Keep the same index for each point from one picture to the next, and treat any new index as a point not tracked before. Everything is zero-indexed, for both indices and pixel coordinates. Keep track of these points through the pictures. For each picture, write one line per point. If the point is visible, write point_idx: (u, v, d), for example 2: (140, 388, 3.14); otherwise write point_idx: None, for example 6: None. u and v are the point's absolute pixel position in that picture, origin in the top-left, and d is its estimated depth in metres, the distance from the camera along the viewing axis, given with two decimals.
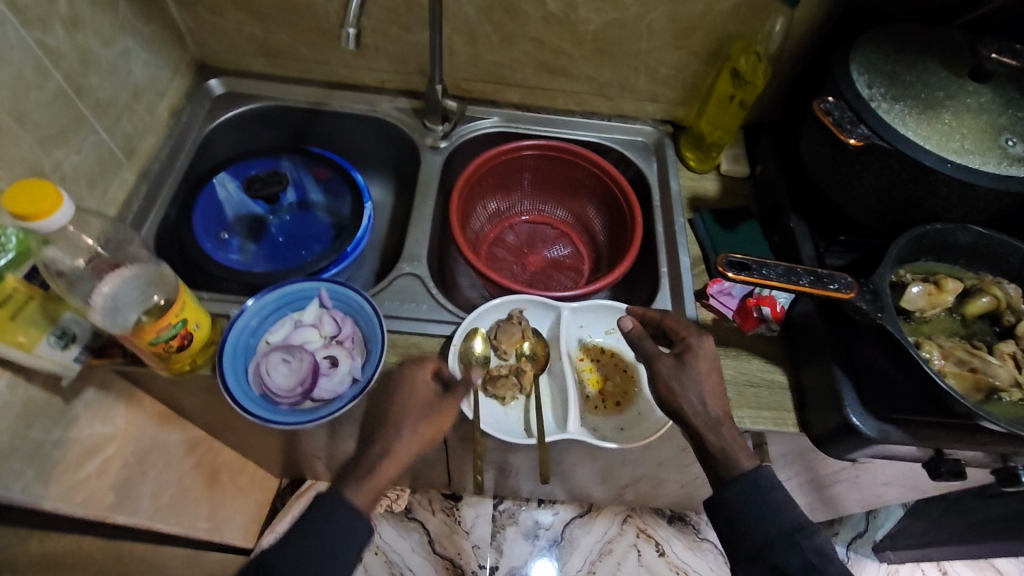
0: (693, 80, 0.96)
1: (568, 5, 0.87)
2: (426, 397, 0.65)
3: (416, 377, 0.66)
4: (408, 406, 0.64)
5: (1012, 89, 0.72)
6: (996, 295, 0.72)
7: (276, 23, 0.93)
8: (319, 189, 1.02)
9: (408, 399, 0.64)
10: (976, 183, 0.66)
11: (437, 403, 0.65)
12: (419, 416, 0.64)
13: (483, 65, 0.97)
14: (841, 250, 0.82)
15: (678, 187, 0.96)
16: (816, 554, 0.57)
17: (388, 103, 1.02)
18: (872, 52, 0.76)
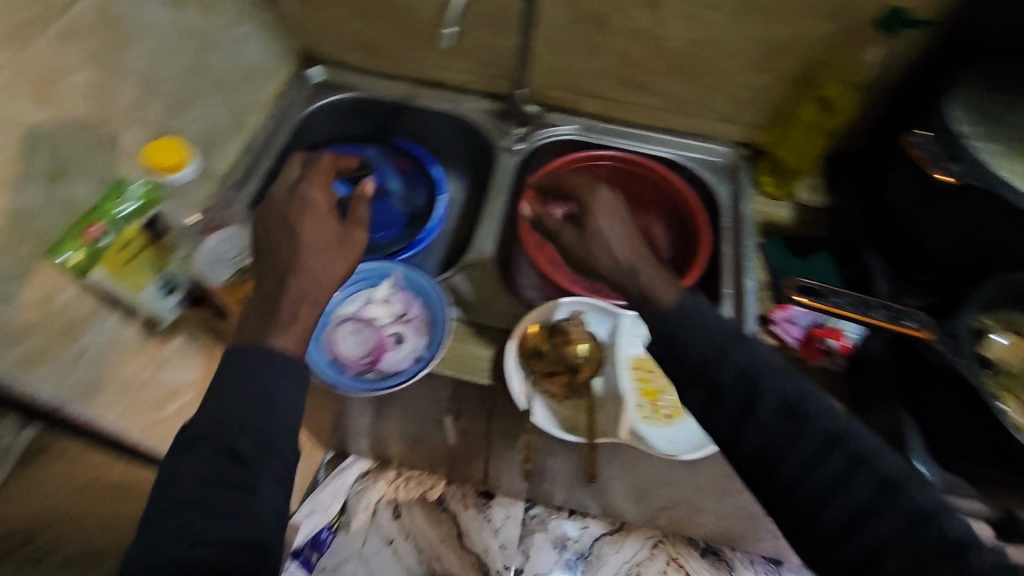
0: (778, 104, 0.95)
1: (659, 20, 0.87)
2: (326, 219, 0.65)
3: (311, 197, 0.66)
4: (312, 234, 0.63)
5: None
6: None
7: (376, 20, 0.98)
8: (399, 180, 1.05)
9: (306, 218, 0.64)
10: None
11: (346, 236, 0.66)
12: (319, 237, 0.63)
13: (566, 74, 0.99)
14: (918, 290, 0.79)
15: (751, 211, 0.96)
16: (748, 359, 0.55)
17: (471, 103, 1.06)
18: (976, 89, 0.73)
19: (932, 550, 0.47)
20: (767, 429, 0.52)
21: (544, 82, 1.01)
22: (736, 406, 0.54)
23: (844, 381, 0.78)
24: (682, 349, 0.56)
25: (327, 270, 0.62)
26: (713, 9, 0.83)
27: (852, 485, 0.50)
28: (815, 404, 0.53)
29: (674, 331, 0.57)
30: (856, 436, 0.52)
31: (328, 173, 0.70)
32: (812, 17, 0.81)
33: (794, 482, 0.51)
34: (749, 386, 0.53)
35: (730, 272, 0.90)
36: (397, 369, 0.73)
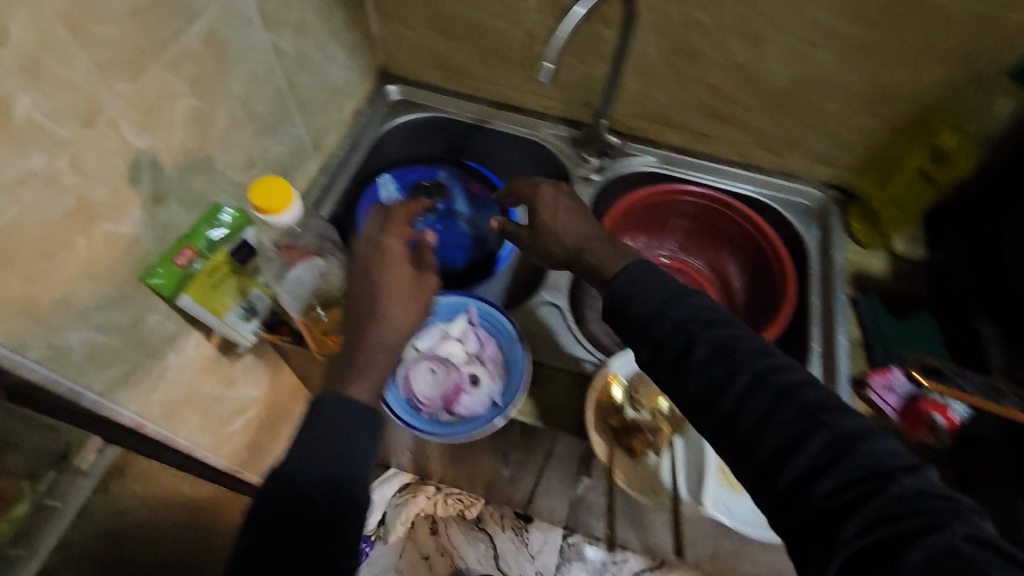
0: (880, 148, 0.89)
1: (761, 57, 0.82)
2: (403, 270, 0.61)
3: (388, 245, 0.63)
4: (388, 287, 0.60)
5: None
6: None
7: (460, 42, 0.96)
8: (467, 202, 1.03)
9: (382, 269, 0.61)
10: None
11: (422, 288, 0.62)
12: (394, 290, 0.60)
13: (652, 106, 0.94)
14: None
15: (843, 261, 0.90)
16: (690, 313, 0.56)
17: (548, 129, 1.03)
18: None
19: (864, 480, 0.44)
20: (701, 373, 0.53)
21: (627, 112, 0.97)
22: (680, 352, 0.54)
23: (946, 457, 0.74)
24: (626, 304, 0.59)
25: (402, 321, 0.60)
26: (825, 48, 0.78)
27: (783, 421, 0.49)
28: (744, 346, 0.53)
29: (626, 297, 0.59)
30: (779, 373, 0.51)
31: (405, 217, 0.66)
32: (935, 62, 0.75)
33: (729, 418, 0.51)
34: (684, 336, 0.55)
35: (819, 325, 0.84)
36: (472, 414, 0.71)
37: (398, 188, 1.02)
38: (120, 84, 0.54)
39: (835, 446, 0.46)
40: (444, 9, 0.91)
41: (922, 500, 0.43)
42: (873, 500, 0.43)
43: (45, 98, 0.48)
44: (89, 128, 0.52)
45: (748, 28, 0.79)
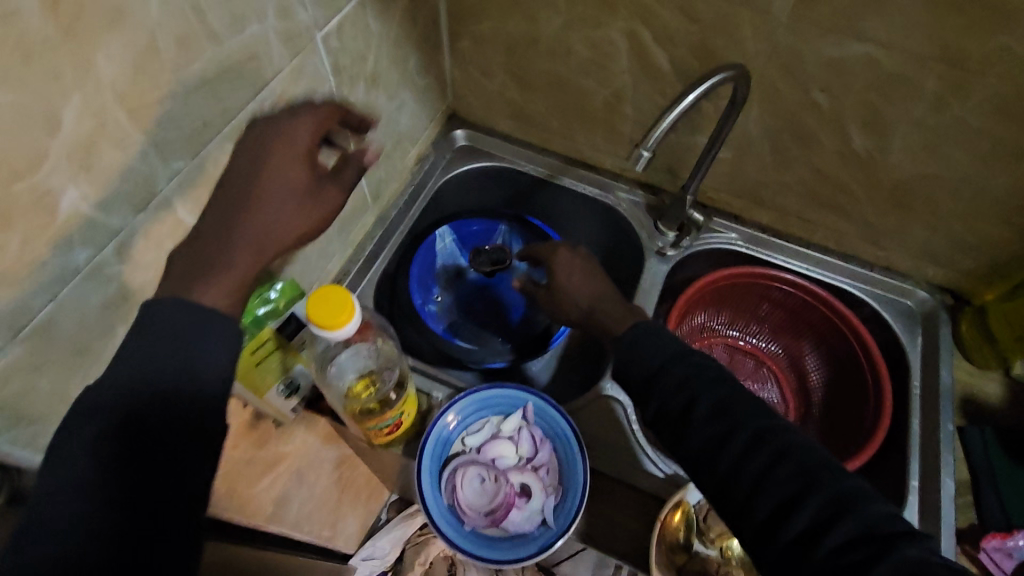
0: (1009, 257, 0.77)
1: (882, 149, 0.72)
2: (292, 194, 0.50)
3: (294, 136, 0.52)
4: (281, 211, 0.49)
5: None
6: None
7: (539, 94, 0.89)
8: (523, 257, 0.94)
9: (281, 164, 0.50)
10: None
11: (311, 204, 0.51)
12: (289, 196, 0.49)
13: (743, 183, 0.85)
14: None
15: (951, 380, 0.79)
16: (689, 370, 0.56)
17: (623, 192, 0.95)
18: None
19: (858, 542, 0.43)
20: (704, 429, 0.52)
21: (714, 184, 0.88)
22: (680, 405, 0.54)
23: None
24: (629, 359, 0.59)
25: (239, 258, 0.46)
26: (963, 148, 0.67)
27: (781, 478, 0.47)
28: (744, 404, 0.52)
29: (630, 353, 0.60)
30: (779, 432, 0.50)
31: (331, 114, 0.55)
32: None
33: (729, 475, 0.50)
34: (686, 393, 0.54)
35: (920, 459, 0.74)
36: (520, 532, 0.64)
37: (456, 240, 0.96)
38: (178, 163, 0.49)
39: (831, 506, 0.45)
40: (525, 61, 0.84)
41: (923, 568, 0.41)
42: (874, 563, 0.41)
43: (97, 190, 0.43)
44: (141, 212, 0.47)
45: (873, 118, 0.69)
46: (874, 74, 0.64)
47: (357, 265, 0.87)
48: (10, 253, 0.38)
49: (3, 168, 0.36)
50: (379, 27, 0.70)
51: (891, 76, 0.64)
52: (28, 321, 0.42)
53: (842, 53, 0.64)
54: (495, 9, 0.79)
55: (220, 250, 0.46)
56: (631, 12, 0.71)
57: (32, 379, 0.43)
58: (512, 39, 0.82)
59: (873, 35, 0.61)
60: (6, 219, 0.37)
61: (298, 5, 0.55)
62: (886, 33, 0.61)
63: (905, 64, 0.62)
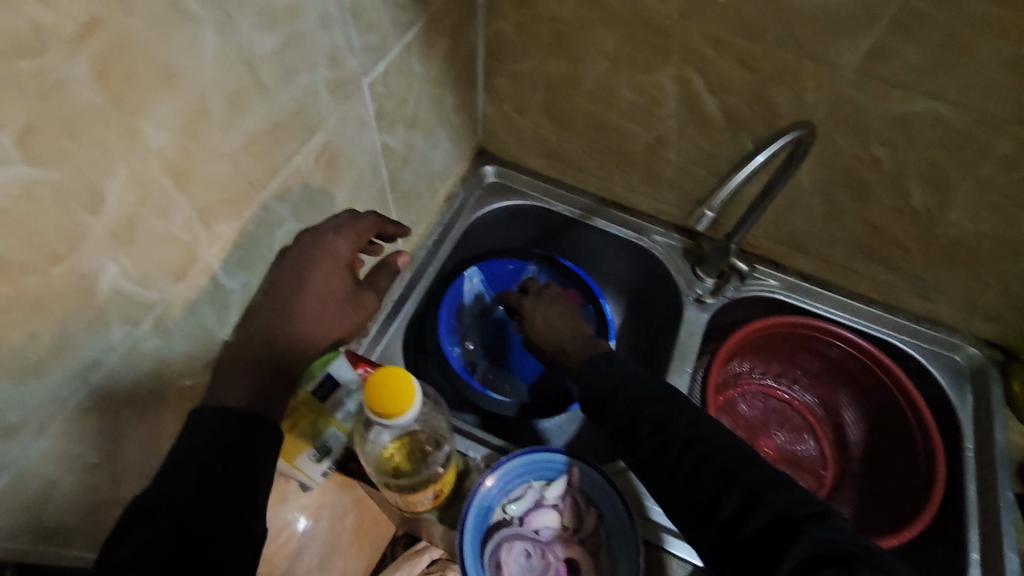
0: None
1: (940, 205, 0.69)
2: (329, 302, 0.54)
3: (335, 245, 0.55)
4: (319, 315, 0.53)
5: None
6: None
7: (576, 134, 0.86)
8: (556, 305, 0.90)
9: (320, 272, 0.53)
10: None
11: (343, 307, 0.55)
12: (326, 303, 0.53)
13: (788, 231, 0.82)
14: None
15: (1006, 443, 0.75)
16: (635, 390, 0.56)
17: (658, 235, 0.92)
18: None
19: (773, 532, 0.44)
20: (643, 441, 0.53)
21: (755, 232, 0.85)
22: (619, 420, 0.55)
23: None
24: (584, 381, 0.60)
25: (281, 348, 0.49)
26: None
27: (703, 477, 0.48)
28: (681, 415, 0.53)
29: (590, 375, 0.61)
30: (708, 435, 0.51)
31: (368, 229, 0.58)
32: None
33: (668, 481, 0.50)
34: (629, 411, 0.54)
35: (978, 528, 0.70)
36: None
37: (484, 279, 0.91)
38: (222, 227, 0.45)
39: (750, 500, 0.46)
40: (565, 102, 0.82)
41: (829, 548, 0.42)
42: (787, 553, 0.42)
43: (137, 264, 0.39)
44: (180, 281, 0.43)
45: (932, 173, 0.67)
46: (941, 131, 0.62)
47: (385, 310, 0.83)
48: (43, 341, 0.35)
49: (41, 250, 0.32)
50: (422, 69, 0.67)
51: (958, 133, 0.62)
52: (57, 410, 0.37)
53: (909, 109, 0.62)
54: (536, 49, 0.77)
55: (268, 341, 0.49)
56: (684, 58, 0.68)
57: (57, 471, 0.39)
58: (552, 79, 0.80)
59: (943, 92, 0.59)
60: (40, 305, 0.33)
61: (348, 53, 0.52)
62: (959, 92, 0.59)
63: (973, 121, 0.60)
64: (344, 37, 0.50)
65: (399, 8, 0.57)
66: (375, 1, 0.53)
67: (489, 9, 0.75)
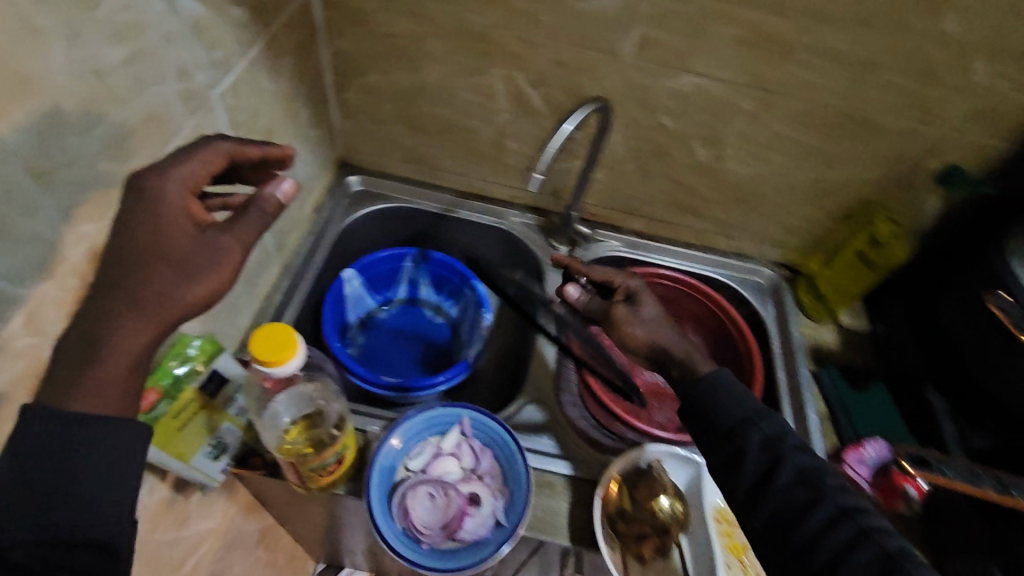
0: (821, 234, 0.97)
1: (718, 156, 0.89)
2: (165, 265, 0.46)
3: (166, 192, 0.48)
4: (158, 277, 0.46)
5: None
6: None
7: (429, 136, 0.96)
8: (432, 292, 1.06)
9: (151, 220, 0.47)
10: None
11: (194, 262, 0.47)
12: (165, 261, 0.46)
13: (617, 196, 0.98)
14: (988, 433, 0.78)
15: (800, 336, 0.96)
16: (774, 433, 0.56)
17: (516, 217, 1.04)
18: None
19: None
20: (783, 496, 0.53)
21: (592, 201, 1.00)
22: (756, 466, 0.54)
23: (920, 527, 0.76)
24: (710, 419, 0.58)
25: (118, 331, 0.44)
26: (775, 150, 0.86)
27: (862, 557, 0.48)
28: (832, 481, 0.53)
29: (709, 408, 0.59)
30: (863, 512, 0.51)
31: (217, 159, 0.52)
32: (864, 164, 0.85)
33: (805, 547, 0.51)
34: (773, 455, 0.54)
35: (790, 401, 0.88)
36: (477, 538, 0.66)
37: (362, 281, 1.00)
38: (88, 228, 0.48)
39: None
40: (413, 108, 0.92)
41: None
42: None
43: (4, 260, 0.41)
44: (50, 280, 0.45)
45: (704, 132, 0.86)
46: (706, 98, 0.81)
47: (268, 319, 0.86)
48: None
49: None
50: (271, 83, 0.74)
51: (715, 99, 0.81)
52: None
53: (676, 83, 0.80)
54: (379, 63, 0.87)
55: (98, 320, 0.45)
56: (505, 59, 0.82)
57: None
58: (398, 88, 0.89)
59: (696, 67, 0.78)
60: None
61: (195, 68, 0.58)
62: (706, 66, 0.77)
63: (720, 86, 0.80)
64: (188, 54, 0.56)
65: (240, 29, 0.64)
66: (216, 22, 0.59)
67: (328, 29, 0.83)
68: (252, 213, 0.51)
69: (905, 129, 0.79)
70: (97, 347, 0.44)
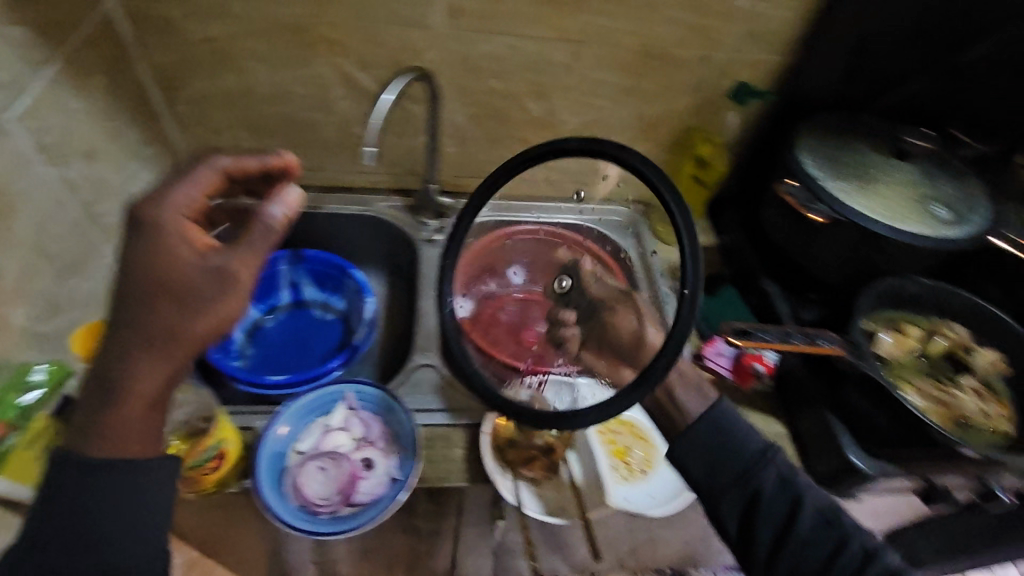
0: (660, 166, 1.07)
1: (549, 109, 0.96)
2: (167, 300, 0.50)
3: (159, 216, 0.53)
4: (162, 314, 0.49)
5: (931, 166, 0.86)
6: (950, 336, 0.84)
7: (275, 135, 0.97)
8: (316, 290, 1.06)
9: (158, 252, 0.51)
10: (919, 246, 0.75)
11: (197, 290, 0.50)
12: (174, 299, 0.50)
13: (472, 163, 1.03)
14: (813, 305, 0.93)
15: (659, 260, 1.05)
16: (786, 468, 0.62)
17: (383, 202, 1.06)
18: (813, 138, 0.87)
19: None
20: (808, 537, 0.58)
21: (451, 173, 1.05)
22: (779, 511, 0.59)
23: (775, 396, 0.90)
24: (713, 469, 0.62)
25: (140, 373, 0.49)
26: (597, 95, 0.94)
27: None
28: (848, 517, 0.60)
29: (718, 444, 0.62)
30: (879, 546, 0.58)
31: (210, 179, 0.58)
32: (674, 94, 0.95)
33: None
34: (791, 493, 0.60)
35: None
36: (373, 497, 0.69)
37: None
38: None
39: None
40: (250, 110, 0.93)
41: None
42: None
43: None
44: None
45: (531, 88, 0.92)
46: (522, 57, 0.88)
47: None
48: None
49: None
50: (78, 103, 0.73)
51: (530, 56, 0.88)
52: None
53: (492, 46, 0.86)
54: (202, 70, 0.86)
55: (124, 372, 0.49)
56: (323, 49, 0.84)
57: None
58: (229, 92, 0.90)
59: (502, 29, 0.84)
60: None
61: None
62: (512, 26, 0.84)
63: (530, 43, 0.86)
64: None
65: (24, 49, 0.63)
66: None
67: (136, 44, 0.82)
68: (257, 230, 0.54)
69: (698, 58, 0.90)
70: (111, 388, 0.49)
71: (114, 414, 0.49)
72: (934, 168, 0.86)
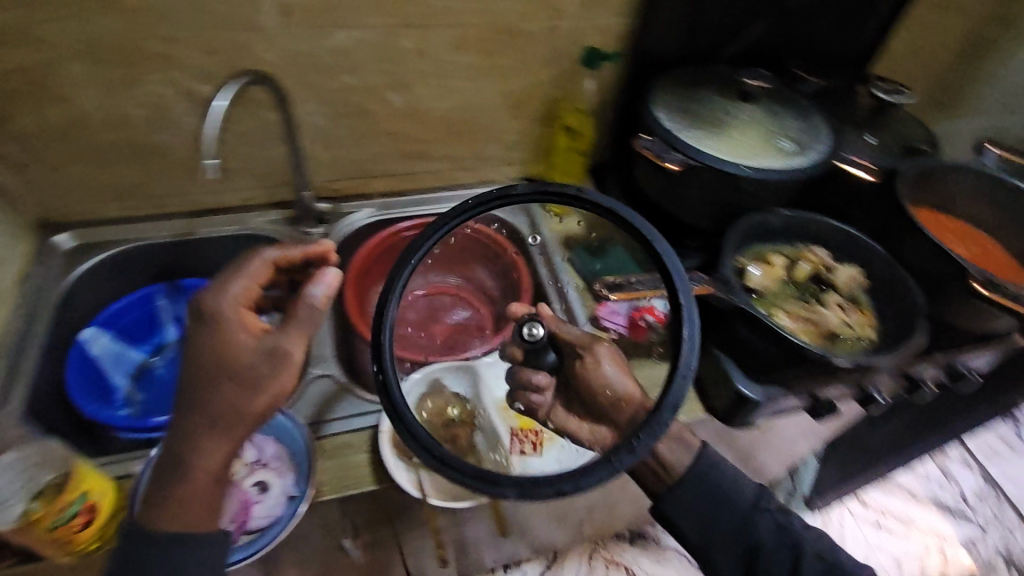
0: (537, 140, 1.08)
1: (410, 98, 0.94)
2: (228, 381, 0.52)
3: (218, 309, 0.55)
4: (229, 395, 0.51)
5: (772, 103, 0.93)
6: (812, 260, 0.88)
7: (123, 167, 0.91)
8: None
9: (222, 340, 0.53)
10: (768, 179, 0.83)
11: (255, 375, 0.52)
12: (233, 381, 0.52)
13: (345, 165, 1.00)
14: (694, 252, 0.95)
15: None
16: (781, 515, 0.69)
17: (258, 218, 1.02)
18: (664, 93, 0.92)
19: None
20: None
21: (327, 178, 1.02)
22: (784, 561, 0.66)
23: None
24: (707, 519, 0.67)
25: (204, 450, 0.51)
26: (454, 77, 0.93)
27: None
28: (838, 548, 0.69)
29: (717, 494, 0.67)
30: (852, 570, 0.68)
31: (262, 271, 0.62)
32: (531, 67, 0.96)
33: None
34: (791, 538, 0.67)
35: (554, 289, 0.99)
36: (272, 518, 0.67)
37: (112, 337, 0.94)
38: None
39: None
40: (86, 143, 0.86)
41: None
42: None
43: None
44: None
45: (385, 79, 0.90)
46: (368, 48, 0.86)
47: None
48: None
49: None
50: None
51: (375, 46, 0.86)
52: None
53: (332, 41, 0.84)
54: (20, 107, 0.80)
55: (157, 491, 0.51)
56: (148, 61, 0.79)
57: None
58: (58, 128, 0.83)
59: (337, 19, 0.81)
60: None
61: None
62: (349, 18, 0.82)
63: (370, 33, 0.84)
64: None
65: None
66: None
67: None
68: (302, 310, 0.56)
69: (545, 28, 0.91)
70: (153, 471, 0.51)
71: (164, 492, 0.51)
72: (774, 105, 0.93)
